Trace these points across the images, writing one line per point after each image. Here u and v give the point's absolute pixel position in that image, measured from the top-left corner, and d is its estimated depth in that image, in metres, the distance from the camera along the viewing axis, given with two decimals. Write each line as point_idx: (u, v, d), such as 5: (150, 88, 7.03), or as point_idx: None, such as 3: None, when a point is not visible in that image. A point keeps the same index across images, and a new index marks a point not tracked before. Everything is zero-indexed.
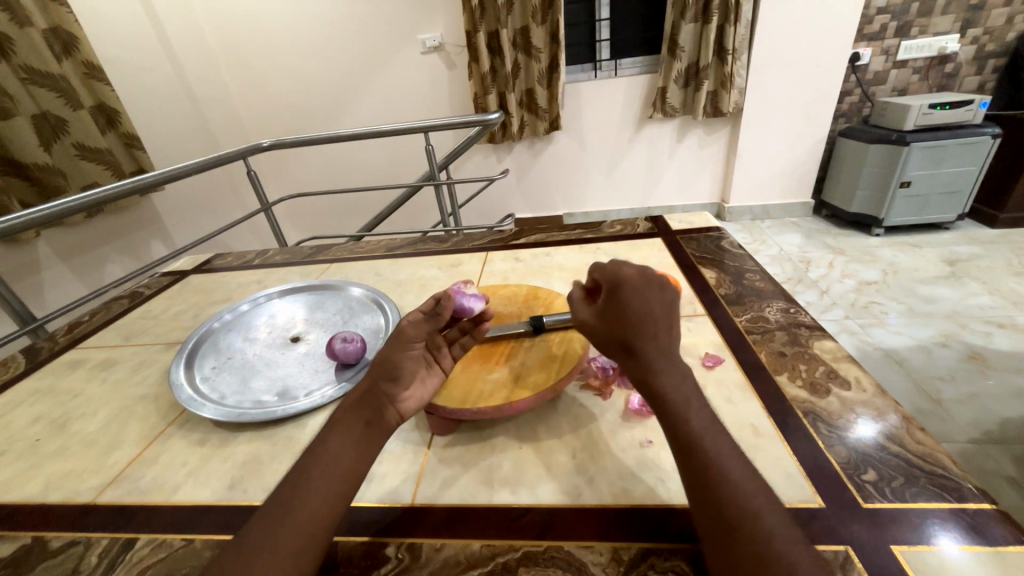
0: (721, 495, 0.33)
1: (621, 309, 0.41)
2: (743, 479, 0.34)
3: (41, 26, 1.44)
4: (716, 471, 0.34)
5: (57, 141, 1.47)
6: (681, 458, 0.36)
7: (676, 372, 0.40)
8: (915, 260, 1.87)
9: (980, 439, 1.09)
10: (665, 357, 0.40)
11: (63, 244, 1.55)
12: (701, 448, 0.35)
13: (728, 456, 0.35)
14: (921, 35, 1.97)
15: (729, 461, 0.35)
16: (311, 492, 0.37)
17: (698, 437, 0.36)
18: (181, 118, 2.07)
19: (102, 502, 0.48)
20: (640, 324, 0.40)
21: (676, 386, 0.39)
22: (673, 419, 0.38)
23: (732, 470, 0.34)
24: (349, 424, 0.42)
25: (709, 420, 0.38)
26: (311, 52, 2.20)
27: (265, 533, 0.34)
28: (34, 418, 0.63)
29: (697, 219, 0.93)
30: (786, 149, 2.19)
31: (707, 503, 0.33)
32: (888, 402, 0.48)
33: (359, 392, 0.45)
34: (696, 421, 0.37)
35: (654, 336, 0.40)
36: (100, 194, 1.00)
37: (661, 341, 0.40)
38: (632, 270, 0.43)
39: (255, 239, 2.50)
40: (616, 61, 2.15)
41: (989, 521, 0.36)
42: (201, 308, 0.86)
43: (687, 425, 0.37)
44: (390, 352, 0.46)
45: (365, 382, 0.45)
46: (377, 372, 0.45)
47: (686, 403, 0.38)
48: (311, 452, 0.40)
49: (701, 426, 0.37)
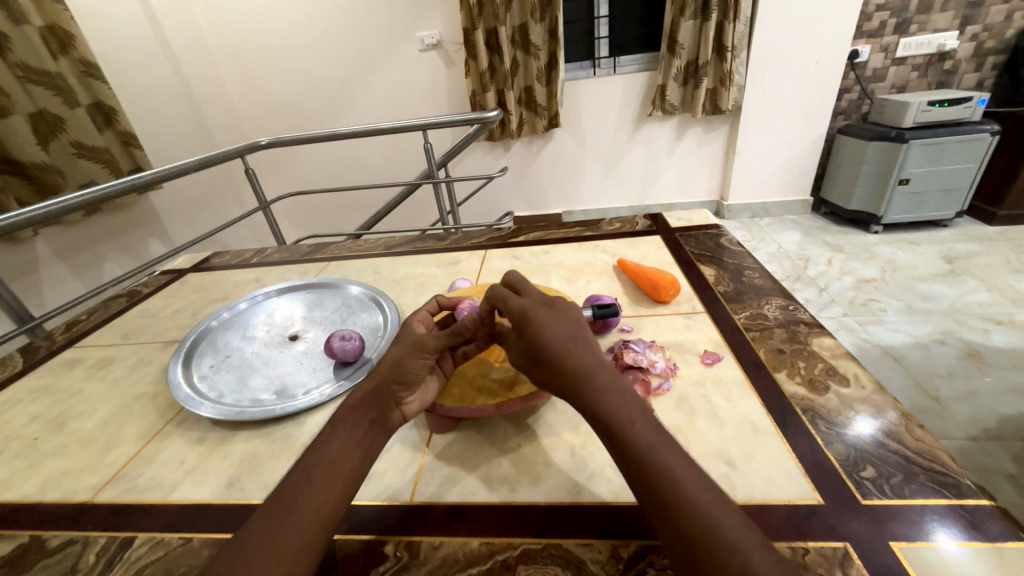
0: (681, 514, 0.31)
1: (537, 341, 0.41)
2: (697, 489, 0.32)
3: (37, 24, 1.43)
4: (672, 488, 0.32)
5: (54, 139, 1.46)
6: (635, 481, 0.34)
7: (613, 387, 0.39)
8: (913, 258, 1.87)
9: (978, 436, 1.09)
10: (600, 376, 0.39)
11: (61, 242, 1.55)
12: (655, 466, 0.34)
13: (682, 468, 0.34)
14: (920, 32, 1.96)
15: (683, 474, 0.33)
16: (314, 491, 0.37)
17: (651, 454, 0.34)
18: (179, 116, 2.06)
19: (100, 501, 0.48)
20: (561, 349, 0.40)
21: (618, 404, 0.37)
22: (621, 440, 0.36)
23: (687, 484, 0.33)
24: (352, 423, 0.41)
25: (656, 433, 0.36)
26: (309, 50, 2.19)
27: (268, 533, 0.34)
28: (32, 417, 0.63)
29: (696, 216, 0.93)
30: (785, 146, 2.19)
31: (667, 524, 0.31)
32: (886, 399, 0.48)
33: (363, 390, 0.43)
34: (643, 437, 0.35)
35: (577, 357, 0.40)
36: (98, 191, 0.99)
37: (587, 363, 0.40)
38: (523, 302, 0.45)
39: (253, 238, 2.50)
40: (615, 58, 2.14)
41: (987, 517, 0.36)
42: (199, 307, 0.85)
43: (634, 445, 0.35)
44: (403, 354, 0.45)
45: (369, 381, 0.44)
46: (388, 373, 0.44)
47: (630, 420, 0.36)
48: (314, 450, 0.40)
49: (649, 441, 0.35)
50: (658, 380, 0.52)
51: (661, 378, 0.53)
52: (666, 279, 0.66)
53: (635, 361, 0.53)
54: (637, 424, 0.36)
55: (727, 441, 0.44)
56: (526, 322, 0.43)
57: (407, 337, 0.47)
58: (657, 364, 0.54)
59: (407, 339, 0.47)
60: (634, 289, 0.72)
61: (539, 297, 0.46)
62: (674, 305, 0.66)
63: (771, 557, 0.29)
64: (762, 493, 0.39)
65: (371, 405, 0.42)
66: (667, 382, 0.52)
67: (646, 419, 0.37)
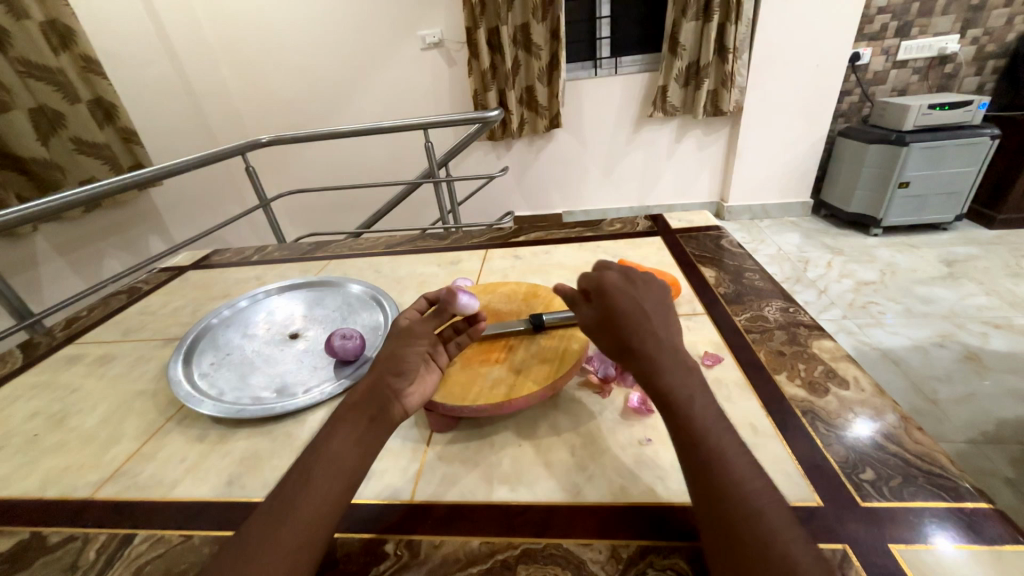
0: (727, 492, 0.32)
1: (617, 314, 0.42)
2: (746, 472, 0.34)
3: (39, 19, 1.42)
4: (723, 468, 0.34)
5: (55, 135, 1.46)
6: (686, 453, 0.36)
7: (678, 366, 0.39)
8: (912, 260, 1.87)
9: (977, 439, 1.09)
10: (669, 355, 0.40)
11: (60, 238, 1.54)
12: (707, 447, 0.35)
13: (735, 454, 0.35)
14: (922, 35, 1.97)
15: (735, 458, 0.35)
16: (312, 490, 0.37)
17: (704, 435, 0.36)
18: (179, 113, 2.06)
19: (100, 498, 0.48)
20: (640, 323, 0.41)
21: (682, 384, 0.38)
22: (679, 417, 0.37)
23: (737, 467, 0.34)
24: (352, 421, 0.42)
25: (714, 418, 0.37)
26: (311, 48, 2.19)
27: (267, 530, 0.34)
28: (32, 413, 0.63)
29: (697, 217, 0.93)
30: (786, 149, 2.19)
31: (713, 499, 0.33)
32: (886, 402, 0.48)
33: (362, 389, 0.44)
34: (701, 418, 0.37)
35: (651, 334, 0.41)
36: (98, 187, 0.99)
37: (660, 340, 0.41)
38: (610, 277, 0.45)
39: (253, 235, 2.50)
40: (616, 59, 2.14)
41: (986, 520, 0.36)
42: (200, 304, 0.85)
43: (690, 423, 0.36)
44: (396, 348, 0.47)
45: (367, 376, 0.46)
46: (383, 367, 0.45)
47: (690, 400, 0.38)
48: (315, 450, 0.40)
49: (706, 423, 0.36)
50: None
51: None
52: (666, 281, 0.66)
53: None
54: (698, 403, 0.38)
55: None
56: (608, 294, 0.43)
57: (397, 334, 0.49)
58: None
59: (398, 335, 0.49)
60: None
61: (622, 275, 0.46)
62: (674, 306, 0.67)
63: (809, 548, 0.29)
64: None
65: (371, 402, 0.43)
66: None
67: (704, 402, 0.38)
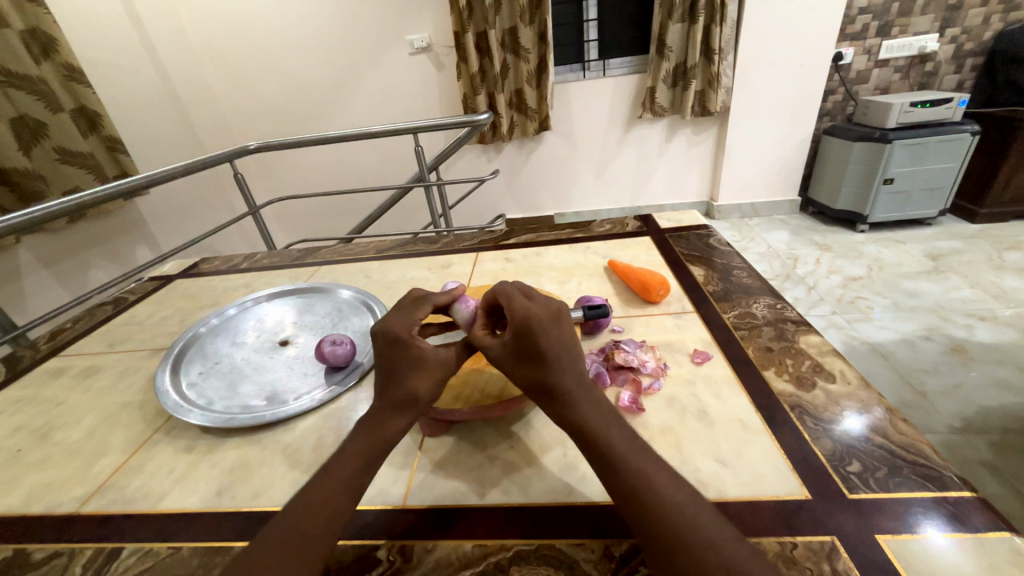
0: (659, 515, 0.32)
1: (533, 354, 0.40)
2: (671, 490, 0.34)
3: (18, 27, 1.40)
4: (648, 489, 0.34)
5: (37, 145, 1.44)
6: (610, 484, 0.35)
7: (588, 398, 0.40)
8: (899, 256, 1.90)
9: (963, 429, 1.11)
10: (577, 388, 0.40)
11: (45, 249, 1.52)
12: (630, 470, 0.35)
13: (656, 472, 0.35)
14: (902, 34, 2.01)
15: (657, 475, 0.35)
16: (308, 516, 0.36)
17: (625, 459, 0.36)
18: (165, 120, 2.04)
19: (86, 512, 0.47)
20: (553, 361, 0.40)
21: (593, 414, 0.39)
22: (597, 449, 0.37)
23: (662, 487, 0.34)
24: (361, 439, 0.41)
25: (629, 440, 0.38)
26: (298, 54, 2.18)
27: (261, 564, 0.33)
28: (15, 428, 0.62)
29: (685, 217, 0.94)
30: (774, 148, 2.22)
31: (644, 525, 0.32)
32: (872, 395, 0.48)
33: (388, 425, 0.41)
34: (618, 443, 0.37)
35: (566, 372, 0.40)
36: (85, 197, 0.98)
37: (574, 376, 0.40)
38: (528, 307, 0.41)
39: (243, 243, 2.48)
40: (604, 61, 2.16)
41: (969, 509, 0.36)
42: (187, 314, 0.84)
43: (609, 451, 0.36)
44: (436, 387, 0.43)
45: (395, 413, 0.42)
46: (423, 406, 0.42)
47: (606, 426, 0.38)
48: (307, 483, 0.39)
49: (625, 447, 0.37)
50: (649, 379, 0.53)
51: (652, 377, 0.53)
52: (655, 280, 0.67)
53: (626, 361, 0.54)
54: (612, 431, 0.38)
55: (717, 439, 0.45)
56: (526, 329, 0.40)
57: (418, 364, 0.43)
58: (648, 363, 0.55)
59: (417, 366, 0.43)
60: (625, 290, 0.72)
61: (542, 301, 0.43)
62: (664, 304, 0.67)
63: (744, 552, 0.30)
64: (750, 490, 0.40)
65: (377, 427, 0.41)
66: (658, 381, 0.53)
67: (617, 427, 0.38)
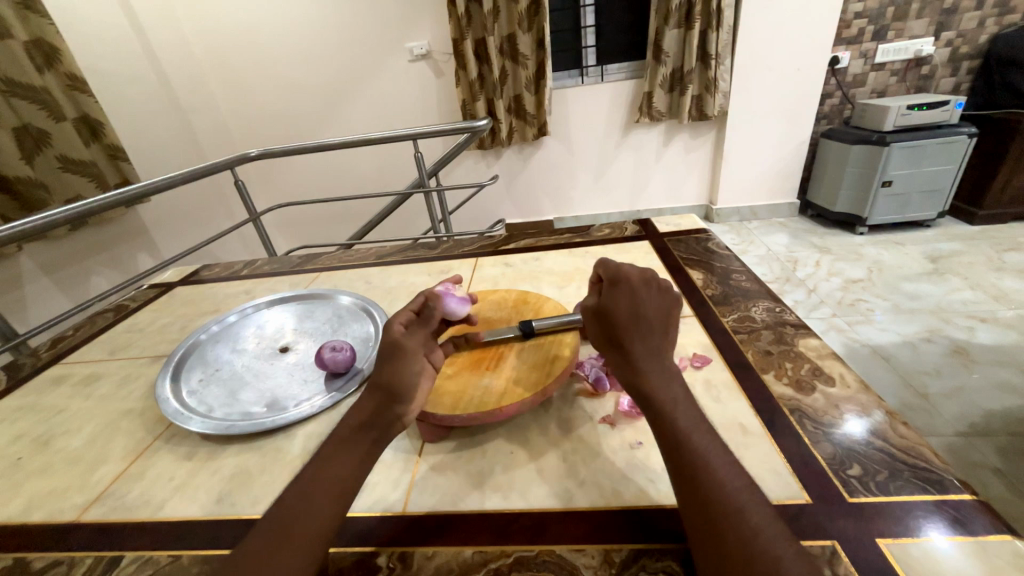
0: (710, 496, 0.33)
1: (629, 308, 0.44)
2: (728, 475, 0.34)
3: (22, 37, 1.42)
4: (704, 471, 0.35)
5: (40, 153, 1.45)
6: (670, 458, 0.36)
7: (665, 375, 0.41)
8: (898, 258, 1.90)
9: (966, 432, 1.10)
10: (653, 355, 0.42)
11: (47, 258, 1.53)
12: (691, 449, 0.36)
13: (717, 456, 0.36)
14: (898, 38, 2.02)
15: (717, 461, 0.35)
16: (300, 519, 0.36)
17: (689, 439, 0.37)
18: (167, 129, 2.06)
19: (85, 520, 0.47)
20: (638, 324, 0.43)
21: (666, 389, 0.40)
22: (662, 421, 0.39)
23: (718, 472, 0.34)
24: (354, 442, 0.41)
25: (696, 421, 0.39)
26: (299, 62, 2.20)
27: (264, 558, 0.33)
28: (16, 436, 0.62)
29: (684, 221, 0.95)
30: (771, 151, 2.23)
31: (696, 502, 0.33)
32: (871, 398, 0.48)
33: (364, 409, 0.44)
34: (685, 422, 0.38)
35: (645, 341, 0.43)
36: (85, 205, 0.98)
37: (656, 348, 0.42)
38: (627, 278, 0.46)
39: (243, 250, 2.49)
40: (602, 67, 2.17)
41: (970, 512, 0.36)
42: (188, 321, 0.84)
43: (677, 426, 0.38)
44: (392, 372, 0.44)
45: (370, 405, 0.43)
46: (382, 393, 0.43)
47: (677, 404, 0.39)
48: (302, 476, 0.39)
49: (692, 427, 0.37)
50: None
51: None
52: None
53: None
54: (681, 408, 0.39)
55: None
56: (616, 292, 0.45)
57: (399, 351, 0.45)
58: None
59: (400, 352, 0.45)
60: None
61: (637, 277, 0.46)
62: None
63: (790, 546, 0.30)
64: None
65: (369, 428, 0.42)
66: None
67: (687, 408, 0.39)
